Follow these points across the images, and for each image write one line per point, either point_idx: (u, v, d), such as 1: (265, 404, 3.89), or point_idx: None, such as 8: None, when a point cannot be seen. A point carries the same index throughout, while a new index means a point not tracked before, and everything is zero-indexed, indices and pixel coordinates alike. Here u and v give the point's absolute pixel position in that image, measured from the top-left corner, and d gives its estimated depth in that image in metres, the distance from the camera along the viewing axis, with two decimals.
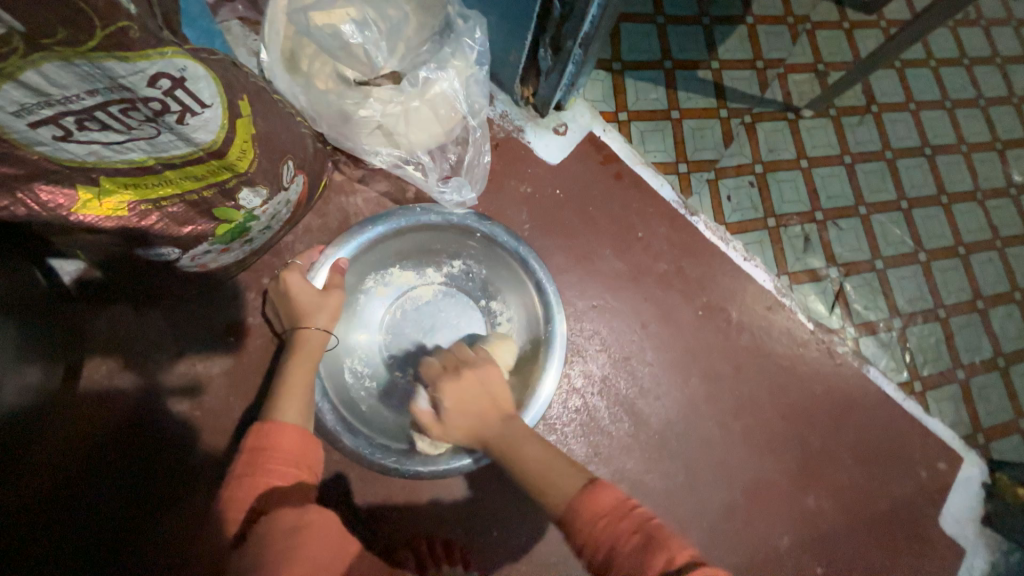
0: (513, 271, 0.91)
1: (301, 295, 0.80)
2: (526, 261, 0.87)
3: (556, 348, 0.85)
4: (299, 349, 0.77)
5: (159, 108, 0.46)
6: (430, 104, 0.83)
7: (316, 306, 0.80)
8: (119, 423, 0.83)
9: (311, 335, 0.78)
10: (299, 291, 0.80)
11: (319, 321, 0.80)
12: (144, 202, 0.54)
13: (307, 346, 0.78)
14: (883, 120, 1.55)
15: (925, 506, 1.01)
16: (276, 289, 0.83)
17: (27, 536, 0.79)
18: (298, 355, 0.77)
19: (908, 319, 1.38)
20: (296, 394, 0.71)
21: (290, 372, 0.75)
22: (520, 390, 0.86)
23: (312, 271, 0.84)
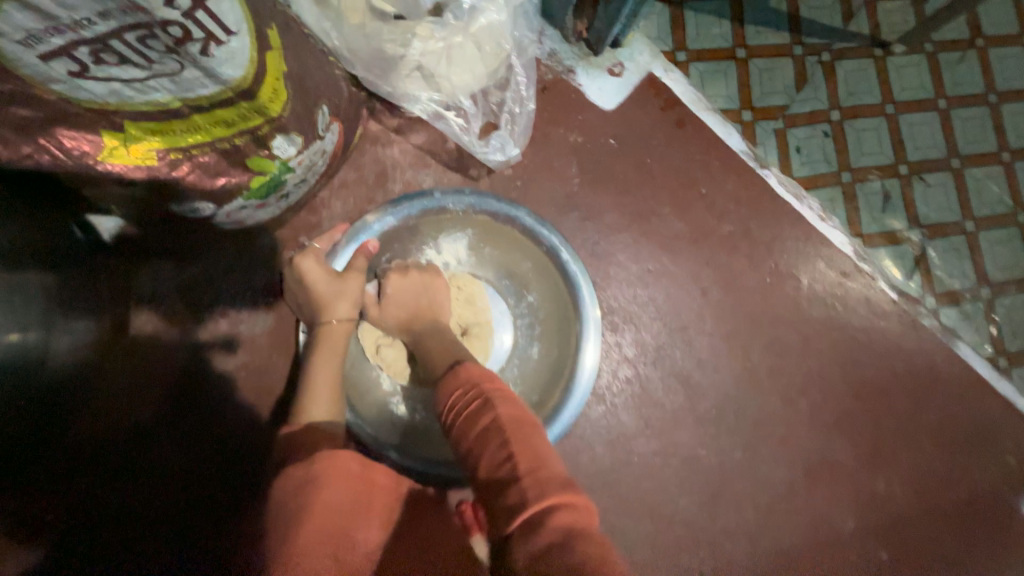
0: (541, 262, 0.82)
1: (316, 282, 0.73)
2: (558, 251, 0.79)
3: (591, 336, 0.78)
4: (320, 343, 0.72)
5: (180, 35, 0.39)
6: (475, 40, 0.74)
7: (335, 293, 0.73)
8: (179, 391, 0.83)
9: (334, 328, 0.73)
10: (314, 277, 0.74)
11: (341, 311, 0.73)
12: (174, 150, 0.49)
13: (329, 342, 0.72)
14: (989, 56, 1.32)
15: (1007, 492, 0.93)
16: (292, 275, 0.75)
17: (98, 498, 0.81)
18: (321, 353, 0.72)
19: (999, 288, 1.23)
20: (324, 392, 0.69)
21: (315, 369, 0.71)
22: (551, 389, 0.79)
23: (332, 255, 0.77)
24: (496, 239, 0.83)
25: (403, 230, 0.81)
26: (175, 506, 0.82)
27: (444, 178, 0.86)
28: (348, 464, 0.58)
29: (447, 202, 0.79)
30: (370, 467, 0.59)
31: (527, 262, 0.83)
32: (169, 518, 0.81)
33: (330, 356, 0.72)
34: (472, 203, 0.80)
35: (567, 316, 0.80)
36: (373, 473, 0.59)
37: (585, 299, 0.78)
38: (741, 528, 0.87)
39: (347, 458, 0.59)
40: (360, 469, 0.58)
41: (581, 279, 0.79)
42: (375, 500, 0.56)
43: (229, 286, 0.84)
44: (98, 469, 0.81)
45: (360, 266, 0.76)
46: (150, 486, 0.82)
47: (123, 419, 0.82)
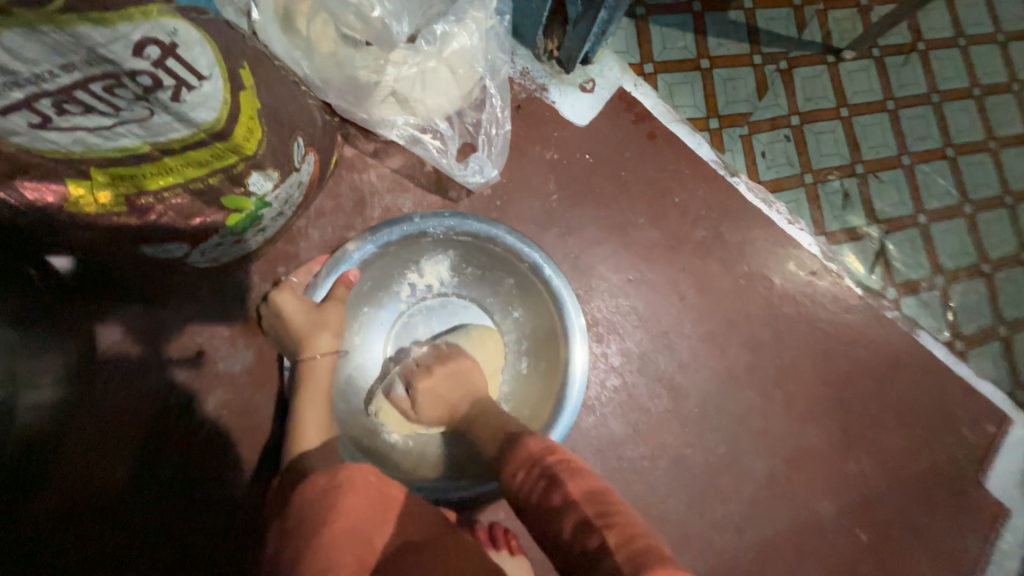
0: (528, 280, 0.82)
1: (295, 317, 0.75)
2: (545, 271, 0.78)
3: (580, 351, 0.77)
4: (307, 377, 0.74)
5: (149, 83, 0.38)
6: (448, 63, 0.74)
7: (315, 325, 0.75)
8: (155, 434, 0.79)
9: (319, 362, 0.74)
10: (292, 312, 0.76)
11: (324, 342, 0.75)
12: (143, 194, 0.48)
13: (314, 376, 0.74)
14: (929, 59, 1.42)
15: (971, 468, 0.99)
16: (270, 309, 0.77)
17: (74, 552, 0.76)
18: (307, 388, 0.74)
19: (951, 276, 1.32)
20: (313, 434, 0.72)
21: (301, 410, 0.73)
22: (544, 407, 0.79)
23: (311, 289, 0.78)
24: (477, 257, 0.84)
25: (385, 255, 0.81)
26: (154, 553, 0.78)
27: (424, 200, 0.86)
28: (315, 486, 0.60)
29: (432, 223, 0.78)
30: (337, 472, 0.60)
31: (509, 282, 0.85)
32: (148, 566, 0.77)
33: (317, 391, 0.74)
34: (455, 224, 0.79)
35: (555, 332, 0.80)
36: (338, 473, 0.60)
37: (571, 315, 0.78)
38: (730, 523, 0.90)
39: (316, 480, 0.61)
40: (327, 480, 0.60)
41: (564, 290, 0.78)
42: (351, 499, 0.57)
43: (206, 321, 0.81)
44: (72, 522, 0.77)
45: (340, 296, 0.78)
46: (126, 533, 0.78)
47: (98, 467, 0.78)
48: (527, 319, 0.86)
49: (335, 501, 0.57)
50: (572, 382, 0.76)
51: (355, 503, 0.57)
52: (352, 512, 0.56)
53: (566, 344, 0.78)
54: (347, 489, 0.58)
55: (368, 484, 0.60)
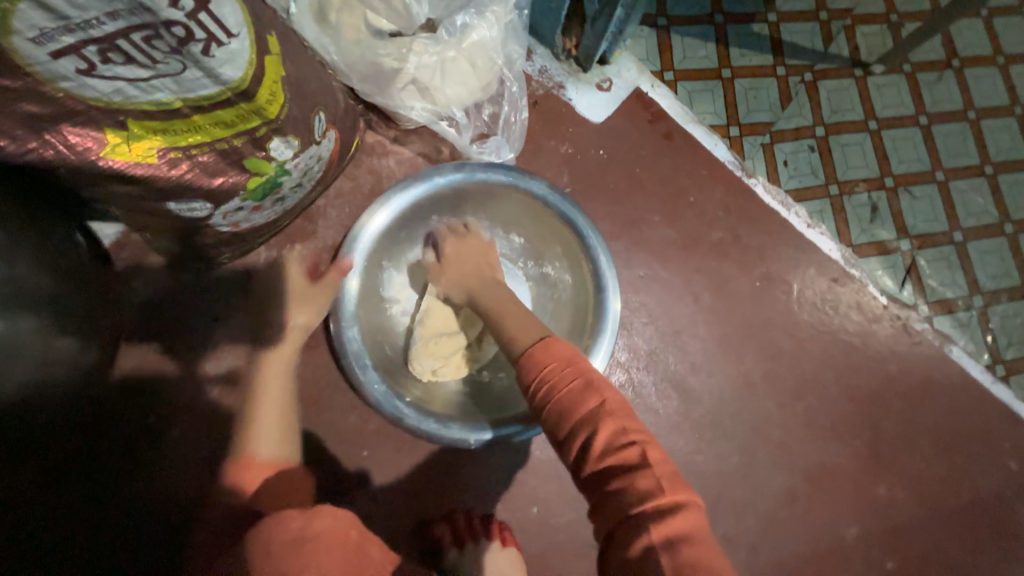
0: (569, 241, 0.82)
1: (296, 283, 0.79)
2: (586, 236, 0.79)
3: (611, 313, 0.77)
4: (268, 352, 0.75)
5: (183, 35, 0.42)
6: (467, 55, 0.78)
7: (304, 293, 0.77)
8: (172, 396, 0.84)
9: (292, 335, 0.76)
10: (294, 279, 0.79)
11: (297, 319, 0.76)
12: (174, 150, 0.51)
13: (277, 350, 0.75)
14: (966, 75, 1.38)
15: (1014, 500, 0.90)
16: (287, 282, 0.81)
17: (88, 504, 0.81)
18: (267, 361, 0.74)
19: (991, 297, 1.24)
20: (271, 423, 0.67)
21: (262, 387, 0.72)
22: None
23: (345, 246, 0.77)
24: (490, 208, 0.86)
25: (431, 202, 0.82)
26: (165, 505, 0.82)
27: None
28: (288, 526, 0.52)
29: (484, 176, 0.79)
30: (313, 518, 0.54)
31: (549, 238, 0.85)
32: (160, 517, 0.82)
33: (275, 366, 0.74)
34: (506, 180, 0.79)
35: (587, 292, 0.80)
36: (315, 521, 0.54)
37: (607, 276, 0.78)
38: (741, 538, 0.85)
39: (284, 524, 0.53)
40: (300, 523, 0.53)
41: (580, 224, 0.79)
42: (328, 551, 0.51)
43: (225, 292, 0.85)
44: (88, 475, 0.81)
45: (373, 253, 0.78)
46: (141, 485, 0.82)
47: (115, 425, 0.82)
48: (558, 276, 0.86)
49: (308, 554, 0.50)
50: (602, 341, 0.76)
51: (330, 557, 0.50)
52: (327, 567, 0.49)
53: (597, 307, 0.78)
54: (323, 539, 0.52)
55: (345, 542, 0.53)
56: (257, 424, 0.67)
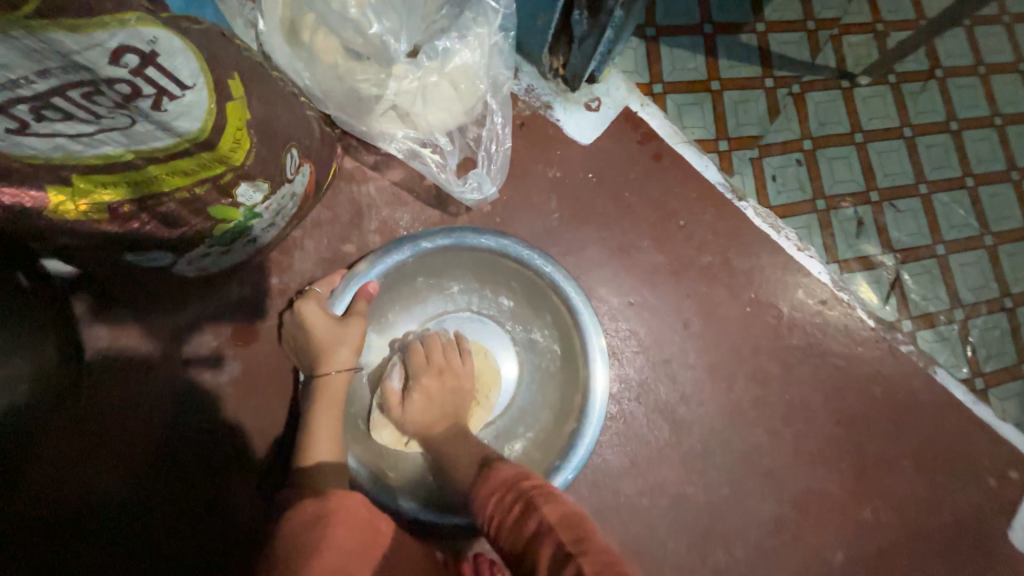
0: (559, 311, 0.78)
1: (317, 327, 0.73)
2: (577, 307, 0.75)
3: (598, 395, 0.74)
4: (321, 391, 0.72)
5: (128, 92, 0.37)
6: (450, 78, 0.74)
7: (335, 338, 0.73)
8: (138, 440, 0.78)
9: (331, 380, 0.72)
10: (315, 321, 0.73)
11: (341, 358, 0.73)
12: (127, 202, 0.47)
13: (330, 392, 0.72)
14: (948, 86, 1.39)
15: (993, 518, 0.92)
16: (294, 318, 0.75)
17: (48, 559, 0.75)
18: (321, 402, 0.71)
19: (971, 310, 1.26)
20: (323, 446, 0.69)
21: (314, 420, 0.70)
22: (554, 443, 0.76)
23: (333, 300, 0.75)
24: (479, 273, 0.82)
25: (415, 264, 0.78)
26: (128, 554, 0.77)
27: (422, 214, 0.85)
28: (304, 511, 0.56)
29: (470, 240, 0.76)
30: (327, 501, 0.57)
31: (539, 306, 0.81)
32: (122, 567, 0.76)
33: (331, 410, 0.71)
34: (492, 246, 0.76)
35: (576, 365, 0.77)
36: (330, 502, 0.57)
37: (596, 354, 0.75)
38: (731, 568, 0.84)
39: (302, 509, 0.57)
40: (317, 505, 0.56)
41: (571, 294, 0.76)
42: (341, 527, 0.54)
43: (195, 329, 0.80)
44: (49, 528, 0.76)
45: (360, 310, 0.74)
46: (101, 533, 0.77)
47: (77, 473, 0.77)
48: (547, 344, 0.82)
49: (324, 529, 0.53)
50: (586, 424, 0.73)
51: (344, 533, 0.53)
52: (340, 542, 0.52)
53: (583, 386, 0.74)
54: (338, 518, 0.55)
55: (359, 520, 0.55)
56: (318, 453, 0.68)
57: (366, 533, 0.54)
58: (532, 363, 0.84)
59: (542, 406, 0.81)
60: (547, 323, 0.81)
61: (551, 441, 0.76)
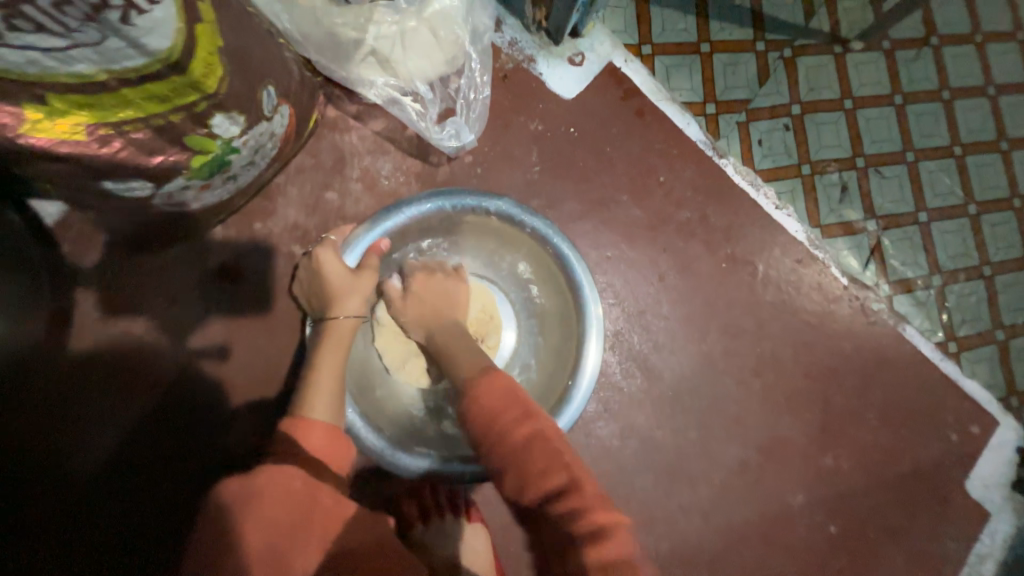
0: (556, 273, 0.80)
1: (332, 275, 0.75)
2: (573, 268, 0.77)
3: (592, 358, 0.76)
4: (327, 335, 0.73)
5: (97, 2, 0.38)
6: (429, 25, 0.75)
7: (348, 287, 0.75)
8: (126, 381, 0.81)
9: (339, 323, 0.74)
10: (331, 270, 0.75)
11: (351, 306, 0.75)
12: (103, 125, 0.48)
13: (336, 335, 0.73)
14: (942, 54, 1.37)
15: (951, 469, 0.96)
16: (310, 265, 0.77)
17: (39, 491, 0.78)
18: (329, 344, 0.73)
19: (949, 277, 1.28)
20: (327, 390, 0.68)
21: (321, 361, 0.71)
22: (548, 398, 0.78)
23: (344, 248, 0.76)
24: (489, 236, 0.83)
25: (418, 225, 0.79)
26: (112, 483, 0.79)
27: (403, 165, 0.86)
28: (231, 490, 0.55)
29: (462, 201, 0.77)
30: (254, 477, 0.56)
31: (540, 267, 0.82)
32: (106, 495, 0.79)
33: (337, 349, 0.72)
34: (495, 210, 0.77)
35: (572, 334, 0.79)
36: (257, 481, 0.56)
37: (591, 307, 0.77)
38: (696, 509, 0.89)
39: (230, 487, 0.56)
40: (243, 485, 0.56)
41: (570, 255, 0.77)
42: (271, 506, 0.54)
43: (180, 272, 0.82)
44: (36, 463, 0.78)
45: (373, 264, 0.76)
46: (88, 462, 0.79)
47: (65, 411, 0.79)
48: (547, 305, 0.84)
49: (254, 510, 0.53)
50: (579, 388, 0.75)
51: (276, 510, 0.53)
52: (275, 521, 0.53)
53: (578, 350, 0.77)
54: (265, 495, 0.54)
55: (291, 492, 0.55)
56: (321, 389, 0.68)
57: (301, 506, 0.55)
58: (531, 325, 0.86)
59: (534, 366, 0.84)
60: (547, 285, 0.83)
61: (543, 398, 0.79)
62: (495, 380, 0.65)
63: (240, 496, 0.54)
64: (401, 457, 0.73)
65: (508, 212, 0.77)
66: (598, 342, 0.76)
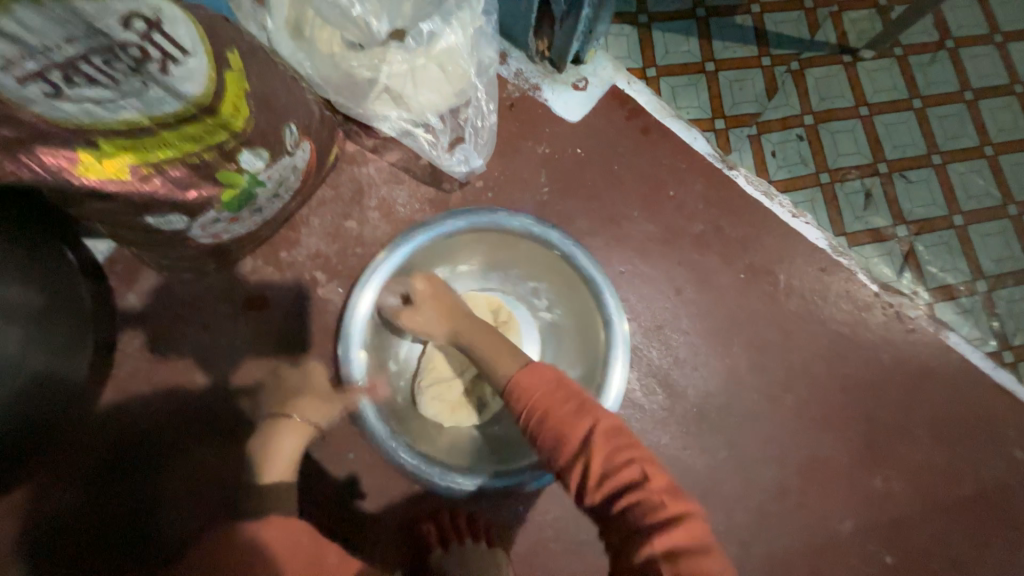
0: (575, 283, 0.81)
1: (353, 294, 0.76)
2: (594, 276, 0.77)
3: (620, 364, 0.75)
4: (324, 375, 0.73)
5: (139, 55, 0.45)
6: (437, 61, 0.78)
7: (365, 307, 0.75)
8: (165, 406, 0.85)
9: (348, 357, 0.72)
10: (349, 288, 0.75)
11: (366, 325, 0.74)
12: (145, 165, 0.53)
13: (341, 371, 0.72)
14: (960, 56, 1.35)
15: (1020, 490, 0.87)
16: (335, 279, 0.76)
17: (83, 515, 0.82)
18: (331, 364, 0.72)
19: (996, 281, 1.20)
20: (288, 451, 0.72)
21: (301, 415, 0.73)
22: None
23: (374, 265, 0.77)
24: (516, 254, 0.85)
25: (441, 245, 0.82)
26: (151, 512, 0.83)
27: (418, 192, 0.90)
28: (237, 539, 0.56)
29: (481, 219, 0.79)
30: (261, 527, 0.58)
31: (561, 280, 0.84)
32: (145, 524, 0.83)
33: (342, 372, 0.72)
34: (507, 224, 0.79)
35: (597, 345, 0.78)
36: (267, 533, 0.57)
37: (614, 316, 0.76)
38: (733, 536, 0.83)
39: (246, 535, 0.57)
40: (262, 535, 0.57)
41: (589, 265, 0.78)
42: (276, 556, 0.55)
43: (212, 301, 0.87)
44: (82, 488, 0.83)
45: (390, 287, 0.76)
46: (127, 494, 0.83)
47: (110, 437, 0.84)
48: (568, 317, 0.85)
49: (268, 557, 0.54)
50: (609, 394, 0.74)
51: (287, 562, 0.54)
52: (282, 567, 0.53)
53: (605, 358, 0.76)
54: (270, 547, 0.56)
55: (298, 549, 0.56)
56: (281, 449, 0.72)
57: (309, 552, 0.56)
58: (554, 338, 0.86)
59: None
60: (566, 295, 0.84)
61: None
62: (540, 371, 0.61)
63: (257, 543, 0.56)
64: (433, 470, 0.73)
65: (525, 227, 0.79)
66: (623, 354, 0.75)
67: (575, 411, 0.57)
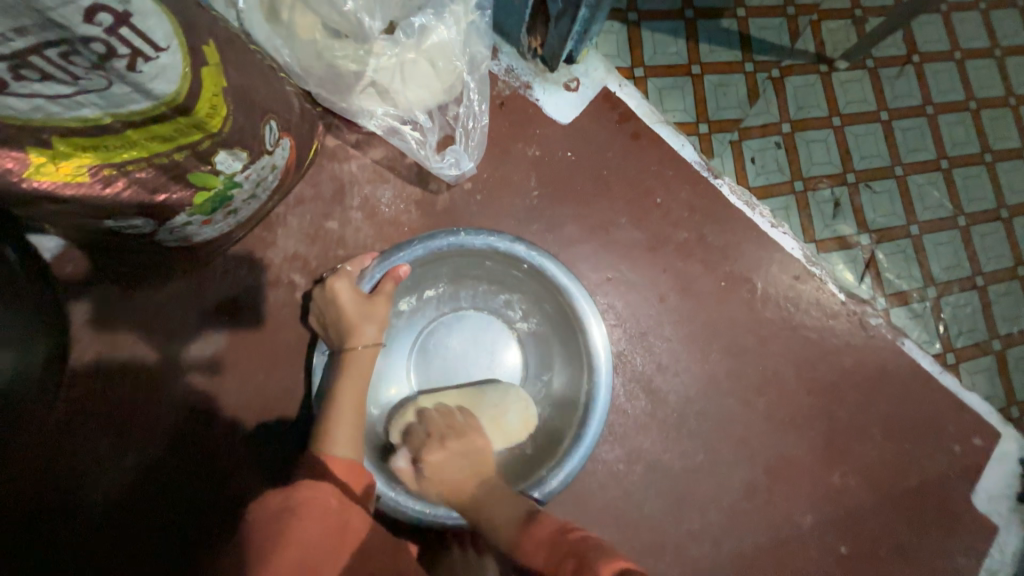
0: (564, 311, 0.79)
1: (347, 306, 0.75)
2: (579, 303, 0.76)
3: (601, 401, 0.75)
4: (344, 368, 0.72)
5: (103, 51, 0.39)
6: (427, 56, 0.75)
7: (362, 315, 0.75)
8: (127, 418, 0.80)
9: (358, 354, 0.73)
10: (346, 301, 0.75)
11: (367, 336, 0.75)
12: (108, 166, 0.48)
13: (356, 369, 0.72)
14: (924, 71, 1.41)
15: (957, 482, 0.96)
16: (323, 294, 0.77)
17: (44, 529, 0.78)
18: (346, 376, 0.72)
19: (944, 288, 1.30)
20: (347, 420, 0.68)
21: (341, 393, 0.70)
22: (554, 443, 0.78)
23: (363, 278, 0.76)
24: (510, 277, 0.82)
25: (424, 262, 0.79)
26: (112, 522, 0.78)
27: (404, 192, 0.86)
28: (269, 504, 0.56)
29: (465, 240, 0.76)
30: (293, 491, 0.57)
31: (548, 306, 0.82)
32: (106, 533, 0.78)
33: (357, 380, 0.72)
34: (493, 246, 0.76)
35: (580, 380, 0.78)
36: (296, 493, 0.57)
37: (599, 349, 0.76)
38: (706, 533, 0.88)
39: (270, 498, 0.57)
40: (283, 498, 0.56)
41: (577, 293, 0.76)
42: (306, 524, 0.54)
43: (180, 305, 0.81)
44: (39, 497, 0.78)
45: (387, 291, 0.76)
46: (87, 503, 0.79)
47: (69, 451, 0.79)
48: (551, 339, 0.84)
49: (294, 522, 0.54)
50: (592, 421, 0.74)
51: (312, 531, 0.54)
52: (307, 537, 0.53)
53: (587, 394, 0.75)
54: (303, 512, 0.55)
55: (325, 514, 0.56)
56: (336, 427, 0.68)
57: (333, 526, 0.56)
58: (537, 361, 0.85)
59: (542, 403, 0.83)
60: (551, 321, 0.83)
61: (552, 440, 0.78)
62: (540, 528, 0.64)
63: (275, 513, 0.55)
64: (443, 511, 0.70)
65: (513, 250, 0.77)
66: (605, 392, 0.74)
67: (563, 561, 0.60)
